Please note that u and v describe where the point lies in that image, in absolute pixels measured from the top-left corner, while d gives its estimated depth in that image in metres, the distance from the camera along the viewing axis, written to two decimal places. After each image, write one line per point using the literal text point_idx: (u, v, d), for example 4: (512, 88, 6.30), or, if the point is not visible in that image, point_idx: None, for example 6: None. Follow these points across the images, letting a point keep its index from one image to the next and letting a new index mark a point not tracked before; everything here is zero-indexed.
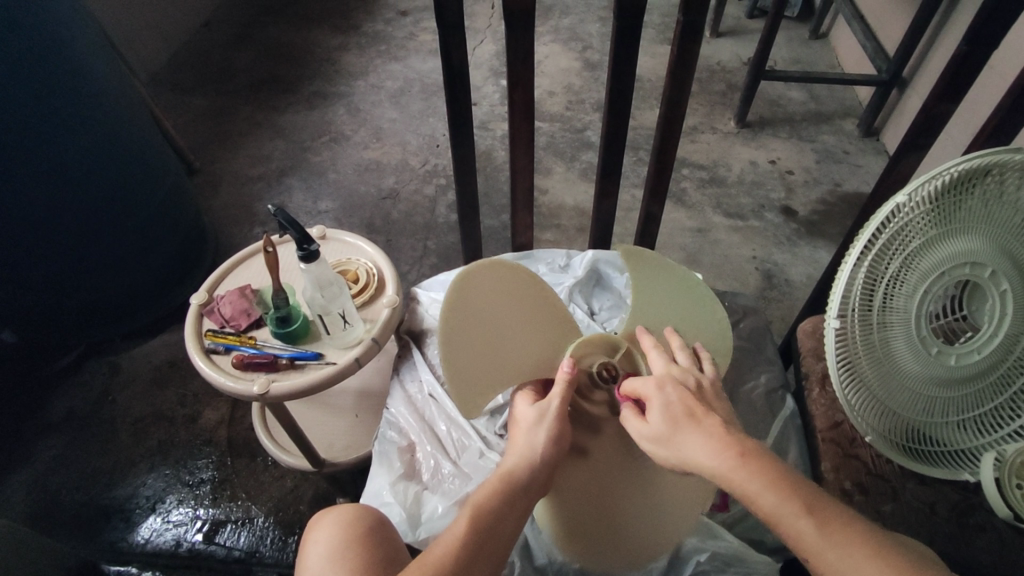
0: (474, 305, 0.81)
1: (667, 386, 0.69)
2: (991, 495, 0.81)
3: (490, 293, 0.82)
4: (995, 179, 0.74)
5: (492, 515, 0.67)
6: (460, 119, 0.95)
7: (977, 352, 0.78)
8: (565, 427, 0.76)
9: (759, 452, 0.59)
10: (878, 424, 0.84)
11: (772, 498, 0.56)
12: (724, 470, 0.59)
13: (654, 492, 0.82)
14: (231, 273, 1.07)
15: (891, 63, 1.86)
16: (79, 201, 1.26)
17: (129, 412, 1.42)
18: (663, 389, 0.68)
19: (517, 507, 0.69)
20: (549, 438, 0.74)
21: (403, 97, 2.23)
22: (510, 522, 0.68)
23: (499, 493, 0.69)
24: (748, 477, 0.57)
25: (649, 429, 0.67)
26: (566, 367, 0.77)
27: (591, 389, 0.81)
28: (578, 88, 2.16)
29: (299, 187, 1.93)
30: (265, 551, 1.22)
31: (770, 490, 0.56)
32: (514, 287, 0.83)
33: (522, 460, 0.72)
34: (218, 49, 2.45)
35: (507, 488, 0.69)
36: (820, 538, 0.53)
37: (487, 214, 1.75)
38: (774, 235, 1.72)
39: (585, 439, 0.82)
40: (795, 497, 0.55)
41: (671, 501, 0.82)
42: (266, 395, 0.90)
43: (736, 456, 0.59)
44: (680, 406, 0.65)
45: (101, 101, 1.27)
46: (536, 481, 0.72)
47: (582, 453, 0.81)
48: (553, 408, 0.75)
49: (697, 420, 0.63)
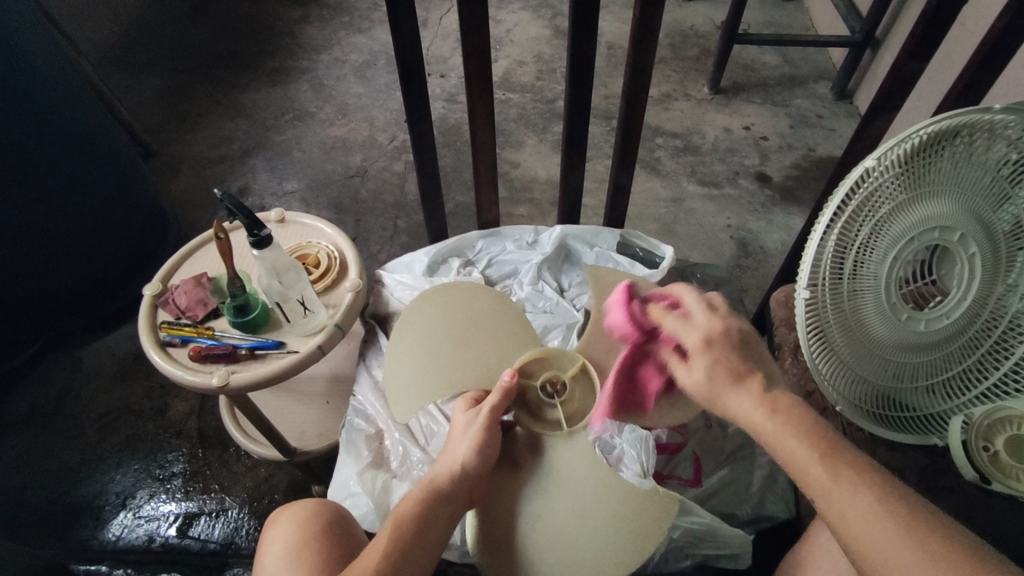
0: (423, 330, 0.86)
1: (714, 339, 0.65)
2: (958, 459, 0.81)
3: (434, 317, 0.87)
4: (964, 141, 0.73)
5: (416, 520, 0.70)
6: (416, 93, 0.91)
7: (946, 317, 0.78)
8: (496, 435, 0.76)
9: (795, 406, 0.59)
10: (849, 392, 0.83)
11: (795, 443, 0.56)
12: (761, 427, 0.59)
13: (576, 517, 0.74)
14: (186, 262, 1.02)
15: (864, 23, 1.83)
16: (24, 190, 1.19)
17: (94, 407, 1.38)
18: (709, 344, 0.65)
19: (442, 516, 0.72)
20: (475, 448, 0.74)
21: (368, 71, 2.16)
22: (435, 535, 0.71)
23: (422, 500, 0.72)
24: (776, 426, 0.58)
25: (690, 378, 0.65)
26: (505, 376, 0.78)
27: (540, 407, 0.81)
28: (548, 57, 2.10)
29: (263, 168, 1.86)
30: (241, 542, 1.20)
31: (798, 438, 0.57)
32: (452, 304, 0.88)
33: (448, 467, 0.74)
34: (172, 25, 2.33)
35: (431, 495, 0.72)
36: (831, 480, 0.54)
37: (457, 191, 1.71)
38: (749, 203, 1.71)
39: (519, 454, 0.79)
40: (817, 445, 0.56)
41: (596, 527, 0.74)
42: (226, 387, 0.86)
43: (769, 407, 0.59)
44: (729, 364, 0.63)
45: (37, 82, 1.19)
46: (463, 493, 0.74)
47: (512, 465, 0.78)
48: (482, 418, 0.76)
49: (743, 377, 0.62)
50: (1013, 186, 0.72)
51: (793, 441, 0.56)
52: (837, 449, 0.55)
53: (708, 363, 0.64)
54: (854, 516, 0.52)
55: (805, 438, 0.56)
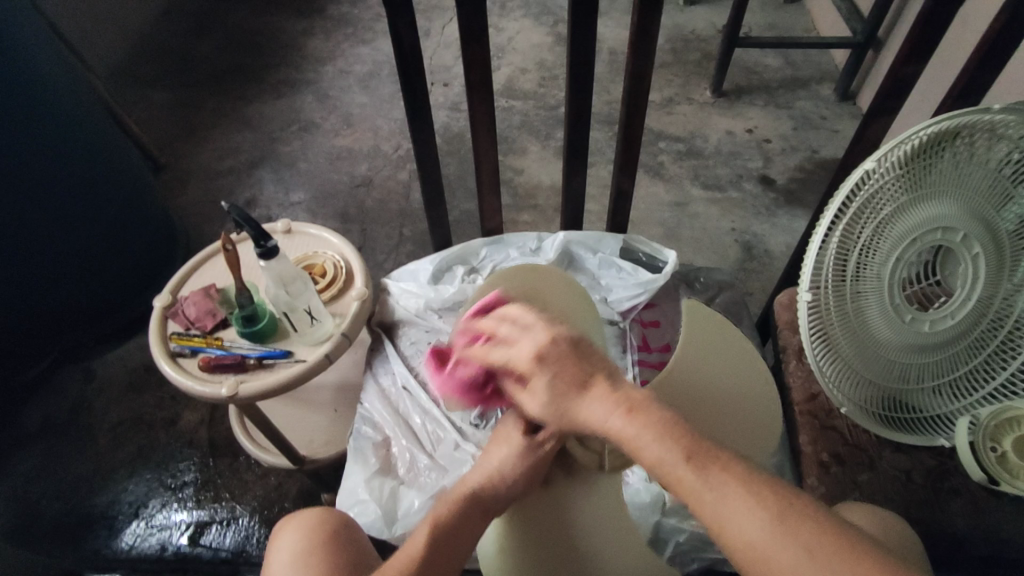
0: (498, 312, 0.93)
1: (546, 353, 0.65)
2: (966, 459, 0.81)
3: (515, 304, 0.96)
4: (966, 141, 0.73)
5: (454, 525, 0.69)
6: (418, 104, 0.92)
7: (950, 317, 0.78)
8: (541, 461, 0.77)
9: (649, 400, 0.58)
10: (854, 393, 0.84)
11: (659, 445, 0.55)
12: (622, 431, 0.58)
13: (589, 542, 0.78)
14: (195, 273, 1.04)
15: (865, 24, 1.83)
16: (38, 206, 1.21)
17: (107, 417, 1.39)
18: (541, 360, 0.65)
19: (478, 521, 0.72)
20: (520, 469, 0.76)
21: (373, 81, 2.18)
22: (472, 536, 0.71)
23: (462, 503, 0.72)
24: (637, 432, 0.56)
25: (536, 403, 0.66)
26: None
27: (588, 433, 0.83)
28: (550, 64, 2.11)
29: (270, 179, 1.89)
30: (251, 550, 1.21)
31: (659, 438, 0.55)
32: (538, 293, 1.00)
33: (489, 478, 0.75)
34: (179, 39, 2.37)
35: (473, 501, 0.72)
36: (700, 483, 0.52)
37: (461, 199, 1.72)
38: (752, 205, 1.71)
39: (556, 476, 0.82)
40: (680, 443, 0.54)
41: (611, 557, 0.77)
42: (235, 397, 0.88)
43: (625, 411, 0.58)
44: (567, 372, 0.63)
45: (49, 101, 1.21)
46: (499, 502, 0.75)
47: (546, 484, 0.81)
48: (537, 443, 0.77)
49: (587, 385, 0.62)
50: (1015, 185, 0.73)
51: (658, 452, 0.54)
52: (698, 453, 0.54)
53: (545, 384, 0.64)
54: (728, 518, 0.50)
55: (667, 436, 0.55)
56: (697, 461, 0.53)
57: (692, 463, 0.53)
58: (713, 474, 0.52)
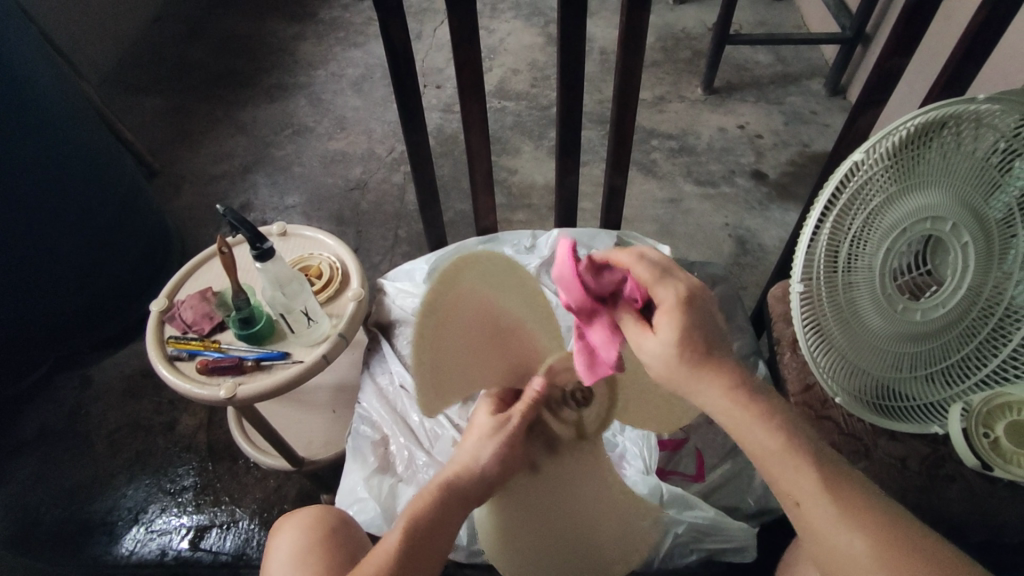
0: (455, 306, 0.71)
1: (692, 302, 0.60)
2: (959, 445, 0.82)
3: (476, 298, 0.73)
4: (952, 132, 0.74)
5: (431, 523, 0.68)
6: (410, 105, 0.92)
7: (941, 306, 0.79)
8: (518, 446, 0.76)
9: (757, 393, 0.58)
10: (848, 384, 0.85)
11: (765, 442, 0.57)
12: (729, 416, 0.58)
13: (574, 519, 0.81)
14: (191, 277, 1.04)
15: (853, 20, 1.84)
16: (34, 214, 1.22)
17: (105, 423, 1.39)
18: (684, 308, 0.59)
19: (457, 512, 0.70)
20: (497, 453, 0.74)
21: (365, 85, 2.19)
22: (448, 530, 0.70)
23: (438, 500, 0.70)
24: (745, 423, 0.57)
25: (650, 344, 0.60)
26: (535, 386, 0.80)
27: (562, 407, 0.82)
28: (541, 64, 2.12)
29: (265, 183, 1.89)
30: (252, 553, 1.21)
31: (769, 438, 0.57)
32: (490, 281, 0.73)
33: (466, 470, 0.73)
34: (171, 46, 2.37)
35: (449, 497, 0.70)
36: (807, 487, 0.56)
37: (456, 199, 1.73)
38: (745, 200, 1.72)
39: (540, 456, 0.80)
40: (788, 442, 0.57)
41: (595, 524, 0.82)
42: (234, 399, 0.88)
43: (732, 396, 0.58)
44: (699, 331, 0.59)
45: (43, 109, 1.22)
46: (479, 490, 0.73)
47: (533, 468, 0.79)
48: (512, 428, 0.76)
49: (710, 353, 0.59)
50: (1003, 173, 0.73)
51: (765, 443, 0.57)
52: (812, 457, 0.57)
53: (675, 333, 0.58)
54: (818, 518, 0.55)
55: (775, 436, 0.57)
56: (816, 469, 0.56)
57: (811, 469, 0.56)
58: (824, 482, 0.56)
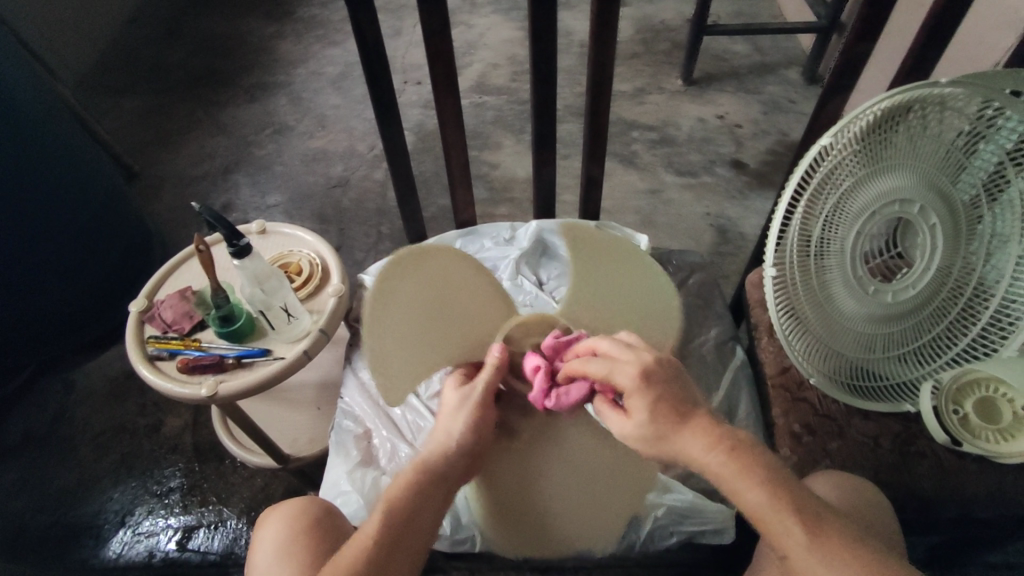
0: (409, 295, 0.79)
1: (649, 375, 0.67)
2: (930, 422, 0.83)
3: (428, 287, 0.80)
4: (917, 116, 0.76)
5: (407, 508, 0.70)
6: (385, 100, 0.93)
7: (912, 287, 0.80)
8: (488, 414, 0.76)
9: (746, 446, 0.62)
10: (823, 366, 0.87)
11: (758, 496, 0.59)
12: (720, 472, 0.61)
13: (559, 497, 0.80)
14: (170, 276, 1.04)
15: (828, 9, 1.86)
16: (13, 218, 1.20)
17: (89, 427, 1.39)
18: (647, 383, 0.66)
19: (433, 498, 0.72)
20: (468, 425, 0.74)
21: (345, 82, 2.18)
22: (425, 516, 0.71)
23: (413, 485, 0.71)
24: (739, 475, 0.60)
25: (633, 424, 0.66)
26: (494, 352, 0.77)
27: (525, 370, 0.80)
28: (521, 58, 2.12)
29: (246, 183, 1.88)
30: (240, 552, 1.21)
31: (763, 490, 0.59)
32: (445, 275, 0.80)
33: (439, 448, 0.74)
34: (149, 47, 2.35)
35: (423, 482, 0.72)
36: (803, 538, 0.57)
37: (438, 195, 1.73)
38: (725, 189, 1.74)
39: (512, 421, 0.80)
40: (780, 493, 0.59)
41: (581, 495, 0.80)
42: (215, 397, 0.88)
43: (723, 450, 0.61)
44: (668, 402, 0.65)
45: (18, 111, 1.20)
46: (455, 470, 0.74)
47: (510, 437, 0.80)
48: (477, 395, 0.75)
49: (686, 415, 0.65)
50: (968, 156, 0.75)
51: (758, 497, 0.59)
52: (804, 505, 0.59)
53: (647, 409, 0.65)
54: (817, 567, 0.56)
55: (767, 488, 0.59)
56: (806, 517, 0.58)
57: (802, 518, 0.58)
58: (817, 531, 0.57)
